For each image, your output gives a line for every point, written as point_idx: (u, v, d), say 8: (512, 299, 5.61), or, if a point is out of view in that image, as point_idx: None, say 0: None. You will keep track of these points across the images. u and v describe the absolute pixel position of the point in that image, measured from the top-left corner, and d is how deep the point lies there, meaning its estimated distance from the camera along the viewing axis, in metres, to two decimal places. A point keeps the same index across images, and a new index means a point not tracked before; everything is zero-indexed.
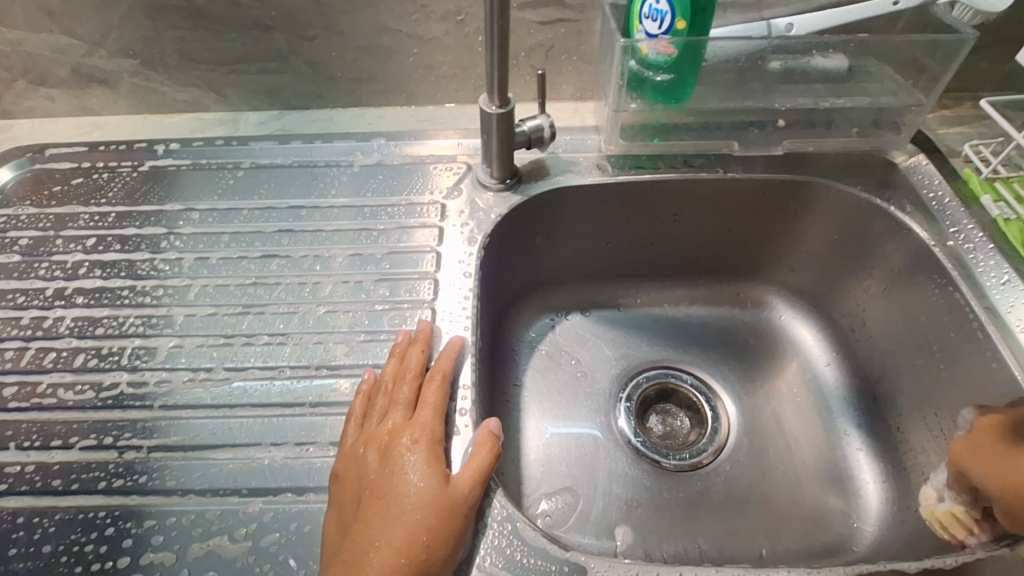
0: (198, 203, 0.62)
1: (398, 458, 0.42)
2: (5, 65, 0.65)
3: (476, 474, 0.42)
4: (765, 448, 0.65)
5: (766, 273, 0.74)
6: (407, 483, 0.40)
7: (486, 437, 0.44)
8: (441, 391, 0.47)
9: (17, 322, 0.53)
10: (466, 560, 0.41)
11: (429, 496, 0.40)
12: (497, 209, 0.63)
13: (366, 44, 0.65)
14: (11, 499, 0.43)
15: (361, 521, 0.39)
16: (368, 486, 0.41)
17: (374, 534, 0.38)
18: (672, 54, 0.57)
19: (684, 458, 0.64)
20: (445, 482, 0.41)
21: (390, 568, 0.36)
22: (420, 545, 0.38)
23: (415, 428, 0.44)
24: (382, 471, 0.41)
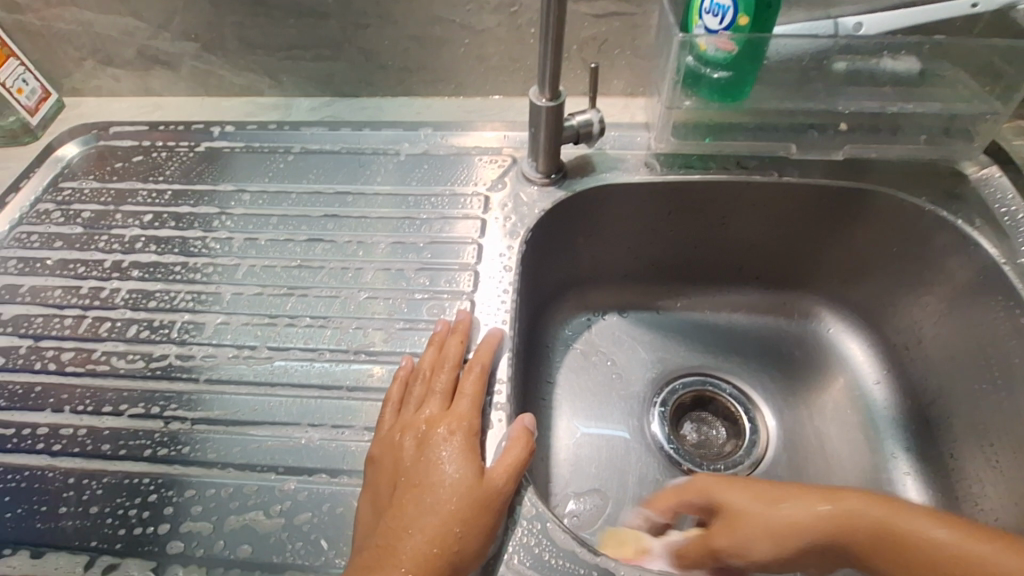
0: (249, 185, 0.64)
1: (434, 446, 0.42)
2: (76, 45, 0.68)
3: (510, 470, 0.41)
4: (805, 467, 0.62)
5: (815, 284, 0.70)
6: (442, 473, 0.40)
7: (521, 433, 0.44)
8: (479, 383, 0.46)
9: (77, 290, 0.55)
10: (496, 554, 0.40)
11: (463, 488, 0.40)
12: (541, 203, 0.62)
13: (418, 33, 0.65)
14: (64, 459, 0.45)
15: (396, 507, 0.39)
16: (403, 473, 0.41)
17: (408, 521, 0.38)
18: (733, 50, 0.55)
19: (719, 469, 0.62)
20: (479, 475, 0.41)
21: (423, 556, 0.37)
22: (453, 537, 0.38)
23: (452, 418, 0.44)
24: (418, 459, 0.41)
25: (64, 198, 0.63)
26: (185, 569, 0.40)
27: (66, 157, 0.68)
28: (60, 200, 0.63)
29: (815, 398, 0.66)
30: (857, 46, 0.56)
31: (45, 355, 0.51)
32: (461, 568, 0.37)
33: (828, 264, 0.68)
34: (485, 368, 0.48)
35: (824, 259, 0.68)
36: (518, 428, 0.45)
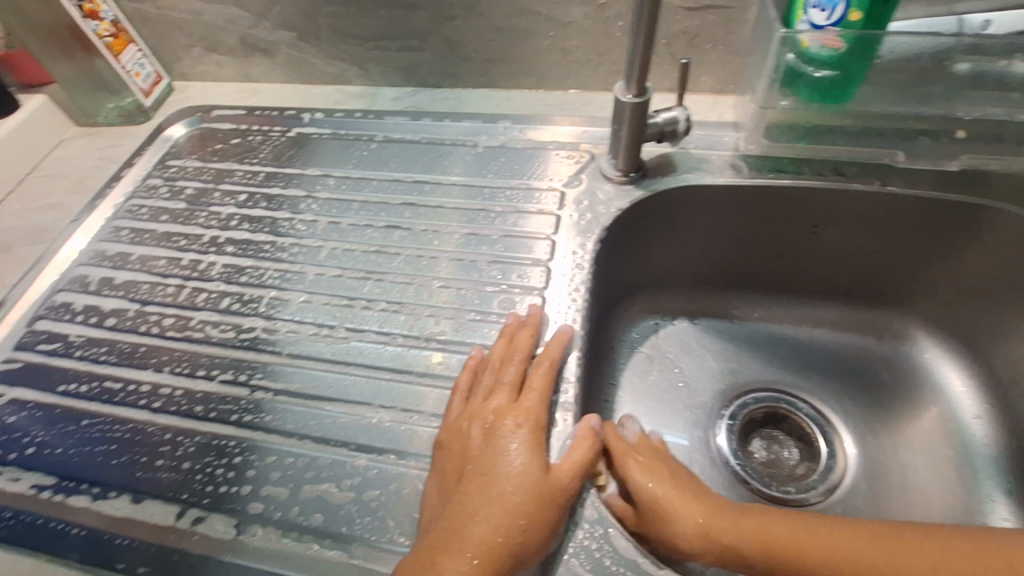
0: (335, 170, 0.66)
1: (501, 437, 0.42)
2: (187, 33, 0.73)
3: (575, 468, 0.41)
4: (884, 501, 0.58)
5: (910, 304, 0.65)
6: (508, 464, 0.40)
7: (587, 432, 0.44)
8: (547, 377, 0.46)
9: (179, 261, 0.60)
10: (556, 550, 0.40)
11: (529, 481, 0.39)
12: (618, 201, 0.61)
13: (503, 25, 0.65)
14: (161, 417, 0.48)
15: (461, 493, 0.40)
16: (470, 460, 0.42)
17: (473, 508, 0.38)
18: (840, 48, 0.51)
19: (788, 491, 0.59)
20: (545, 470, 0.40)
21: (486, 544, 0.37)
22: (517, 529, 0.38)
23: (519, 411, 0.44)
24: (485, 448, 0.42)
25: (171, 175, 0.68)
26: (263, 530, 0.42)
27: (174, 137, 0.73)
28: (167, 177, 0.68)
29: (901, 427, 0.62)
30: (984, 45, 0.51)
31: (149, 319, 0.55)
32: (523, 561, 0.37)
33: (928, 283, 0.63)
34: (554, 364, 0.48)
35: (924, 278, 0.63)
36: (584, 428, 0.44)
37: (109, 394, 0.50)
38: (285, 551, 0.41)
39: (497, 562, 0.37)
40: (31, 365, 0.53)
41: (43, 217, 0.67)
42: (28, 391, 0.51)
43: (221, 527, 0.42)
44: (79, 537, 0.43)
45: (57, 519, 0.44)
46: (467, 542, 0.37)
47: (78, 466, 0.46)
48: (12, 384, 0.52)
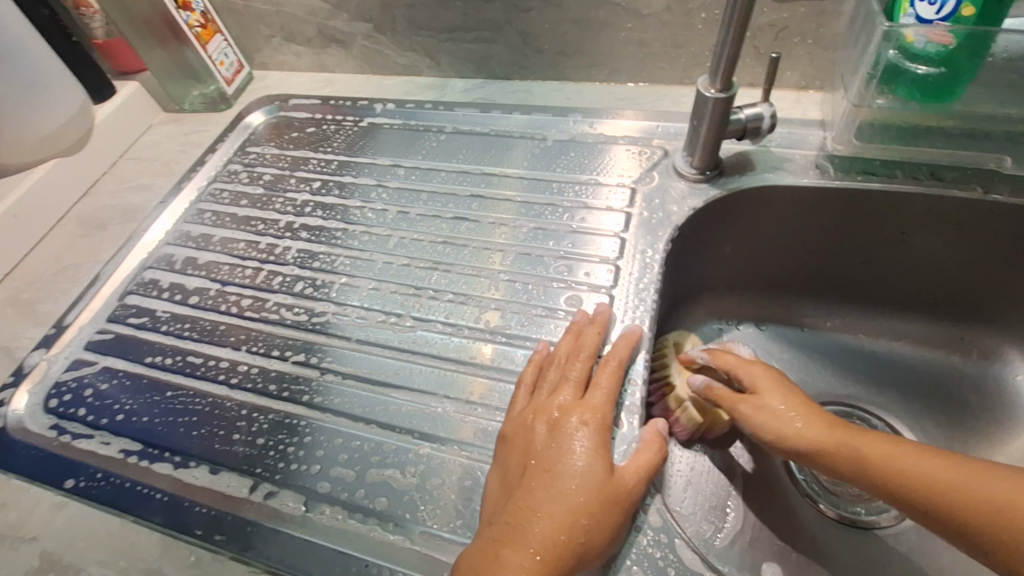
0: (404, 160, 0.67)
1: (565, 433, 0.42)
2: (269, 24, 0.75)
3: (640, 470, 0.40)
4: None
5: (1008, 323, 0.60)
6: (572, 462, 0.40)
7: (654, 437, 0.42)
8: (611, 376, 0.46)
9: (256, 245, 0.62)
10: (617, 552, 0.40)
11: (594, 482, 0.39)
12: (692, 200, 0.58)
13: (580, 17, 0.64)
14: (238, 393, 0.50)
15: (525, 488, 0.39)
16: (534, 455, 0.41)
17: (536, 505, 0.38)
18: (948, 45, 0.48)
19: (857, 511, 0.55)
20: (610, 472, 0.40)
21: (550, 541, 0.36)
22: (580, 528, 0.37)
23: (583, 408, 0.43)
24: (549, 444, 0.41)
25: (250, 161, 0.71)
26: (329, 509, 0.43)
27: (253, 124, 0.76)
28: (247, 162, 0.71)
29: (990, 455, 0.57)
30: None
31: (228, 299, 0.58)
32: (585, 561, 0.37)
33: None
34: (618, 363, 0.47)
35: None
36: (647, 432, 0.43)
37: (191, 368, 0.53)
38: (349, 532, 0.42)
39: (560, 560, 0.36)
40: (122, 336, 0.56)
41: (133, 197, 0.71)
42: (118, 360, 0.55)
43: (292, 503, 0.44)
44: (162, 501, 0.45)
45: (142, 482, 0.46)
46: (530, 538, 0.37)
47: (161, 434, 0.49)
48: (104, 353, 0.56)
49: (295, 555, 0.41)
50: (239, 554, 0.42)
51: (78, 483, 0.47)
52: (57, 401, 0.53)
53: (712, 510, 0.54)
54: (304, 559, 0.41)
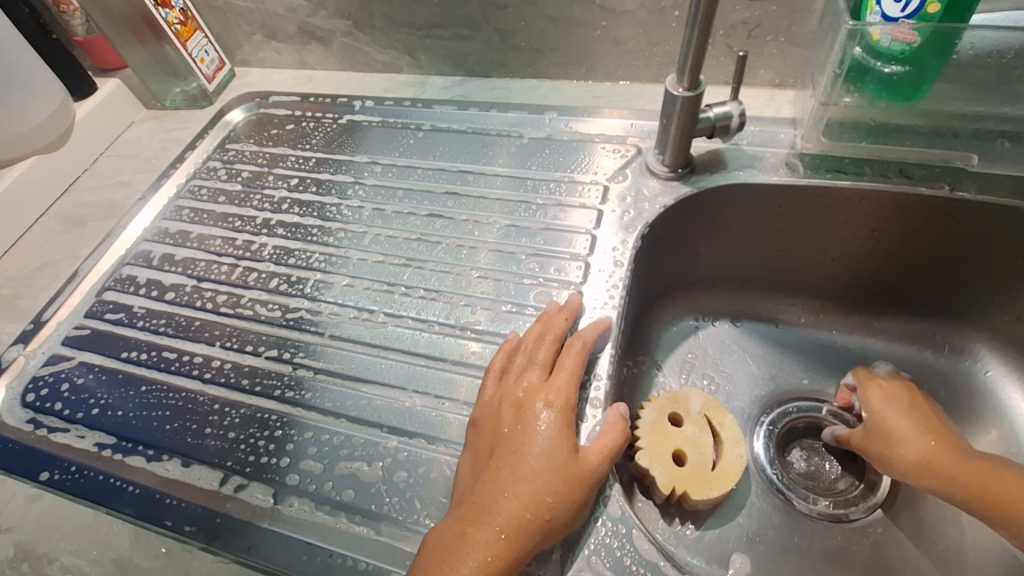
0: (382, 157, 0.68)
1: (531, 415, 0.42)
2: (249, 21, 0.76)
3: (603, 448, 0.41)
4: (924, 505, 0.55)
5: (976, 319, 0.61)
6: (538, 441, 0.41)
7: (616, 419, 0.43)
8: (575, 358, 0.46)
9: (233, 241, 0.63)
10: (578, 533, 0.41)
11: (557, 461, 0.40)
12: (664, 198, 0.59)
13: (556, 15, 0.64)
14: (212, 387, 0.51)
15: (492, 470, 0.40)
16: (501, 438, 0.42)
17: (502, 484, 0.39)
18: (914, 42, 0.48)
19: (822, 505, 0.56)
20: (573, 452, 0.40)
21: (515, 520, 0.37)
22: (544, 505, 0.38)
23: (548, 389, 0.44)
24: (515, 427, 0.42)
25: (229, 158, 0.71)
26: (297, 501, 0.44)
27: (233, 121, 0.76)
28: (226, 159, 0.71)
29: None
30: None
31: (204, 295, 0.58)
32: (551, 536, 0.38)
33: (998, 297, 0.58)
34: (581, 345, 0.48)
35: (992, 292, 0.59)
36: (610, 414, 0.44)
37: (165, 363, 0.54)
38: (317, 523, 0.43)
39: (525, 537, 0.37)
40: (98, 332, 0.57)
41: (113, 194, 0.71)
42: (95, 356, 0.55)
43: (261, 495, 0.44)
44: (134, 494, 0.46)
45: (115, 475, 0.47)
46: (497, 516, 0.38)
47: (135, 428, 0.50)
48: (80, 348, 0.56)
49: (263, 545, 0.42)
50: (208, 545, 0.42)
51: (52, 475, 0.48)
52: (34, 395, 0.53)
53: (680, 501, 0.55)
54: (273, 550, 0.42)
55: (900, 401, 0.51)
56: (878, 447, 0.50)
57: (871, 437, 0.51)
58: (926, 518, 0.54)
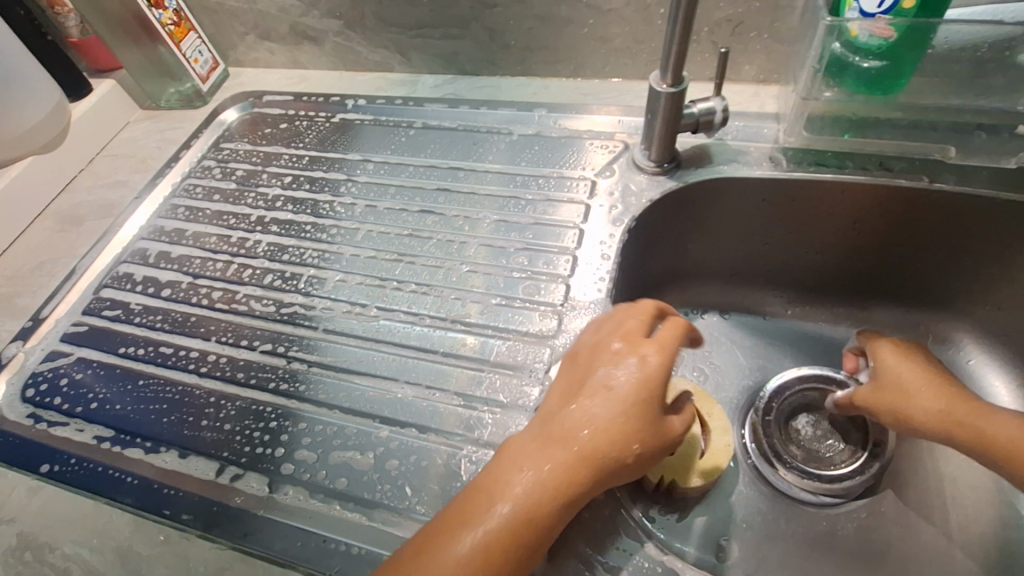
0: (374, 155, 0.69)
1: (622, 381, 0.40)
2: (242, 21, 0.77)
3: (676, 430, 0.40)
4: (906, 492, 0.57)
5: (958, 308, 0.62)
6: (628, 393, 0.39)
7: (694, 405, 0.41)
8: (673, 328, 0.42)
9: (227, 238, 0.64)
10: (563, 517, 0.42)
11: (642, 419, 0.38)
12: (651, 192, 0.60)
13: (544, 13, 0.65)
14: (208, 381, 0.52)
15: (579, 403, 0.40)
16: (595, 377, 0.41)
17: (568, 443, 0.38)
18: (891, 37, 0.49)
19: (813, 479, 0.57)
20: (660, 417, 0.39)
21: (587, 456, 0.38)
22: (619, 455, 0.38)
23: (641, 353, 0.41)
24: (610, 369, 0.41)
25: (223, 157, 0.72)
26: (292, 490, 0.45)
27: (227, 121, 0.77)
28: (220, 158, 0.72)
29: None
30: None
31: (200, 291, 0.59)
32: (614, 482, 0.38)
33: (980, 286, 0.60)
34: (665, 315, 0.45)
35: (973, 281, 0.60)
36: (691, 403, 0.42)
37: (162, 358, 0.55)
38: (311, 510, 0.44)
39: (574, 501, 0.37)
40: (96, 328, 0.58)
41: (110, 193, 0.72)
42: (93, 351, 0.56)
43: (257, 484, 0.46)
44: (133, 484, 0.47)
45: (114, 467, 0.48)
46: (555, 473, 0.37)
47: (134, 421, 0.51)
48: (79, 344, 0.57)
49: (259, 532, 0.43)
50: (206, 532, 0.43)
51: (53, 468, 0.49)
52: (34, 390, 0.54)
53: None
54: (269, 537, 0.43)
55: (918, 362, 0.48)
56: (893, 402, 0.47)
57: (884, 393, 0.48)
58: (908, 506, 0.56)
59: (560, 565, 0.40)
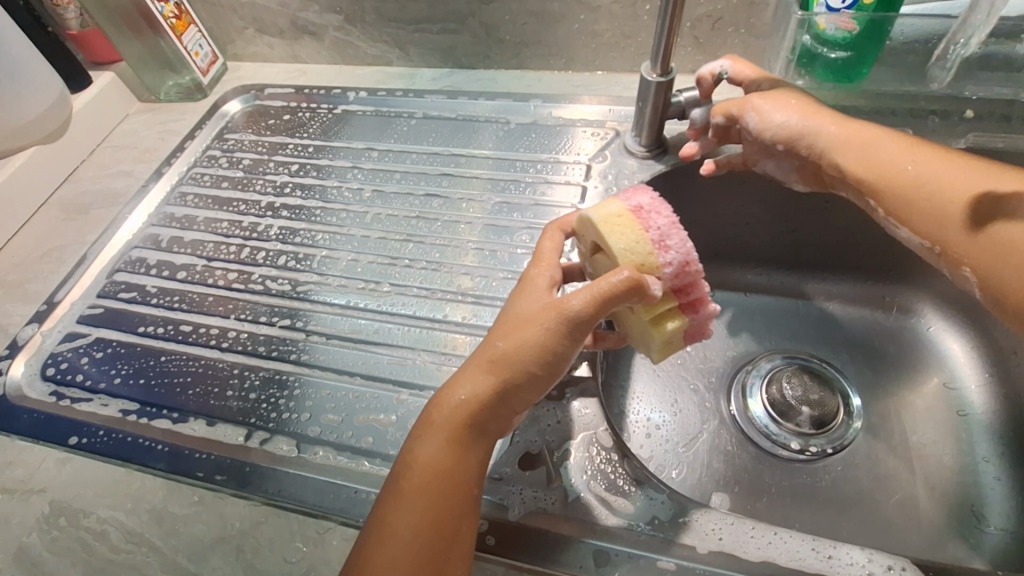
0: (377, 144, 0.72)
1: (490, 376, 0.39)
2: (240, 15, 0.79)
3: (564, 357, 0.39)
4: (876, 444, 0.59)
5: (920, 278, 0.66)
6: (480, 385, 0.39)
7: (591, 283, 0.38)
8: (542, 265, 0.43)
9: (239, 223, 0.66)
10: (571, 465, 0.46)
11: (489, 398, 0.39)
12: (641, 174, 0.64)
13: (537, 10, 0.70)
14: (230, 355, 0.55)
15: (422, 436, 0.39)
16: (446, 389, 0.40)
17: (414, 477, 0.38)
18: (854, 30, 0.55)
19: (781, 436, 0.60)
20: (528, 368, 0.38)
21: (435, 481, 0.38)
22: (458, 458, 0.39)
23: (509, 325, 0.40)
24: (469, 368, 0.40)
25: (228, 147, 0.75)
26: (321, 450, 0.48)
27: (229, 113, 0.79)
28: (225, 148, 0.75)
29: (904, 394, 0.62)
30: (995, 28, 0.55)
31: (215, 273, 0.62)
32: (464, 483, 0.38)
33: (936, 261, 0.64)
34: (559, 254, 0.45)
35: None
36: (563, 301, 0.38)
37: (183, 336, 0.57)
38: (340, 466, 0.47)
39: (468, 467, 0.39)
40: (112, 310, 0.60)
41: (114, 182, 0.74)
42: (112, 332, 0.58)
43: (285, 446, 0.48)
44: (164, 451, 0.49)
45: (143, 437, 0.51)
46: (448, 477, 0.38)
47: (160, 394, 0.53)
48: (97, 325, 0.59)
49: (293, 487, 0.46)
50: (239, 490, 0.46)
51: (81, 440, 0.51)
52: (54, 369, 0.56)
53: (667, 451, 0.60)
54: (302, 491, 0.46)
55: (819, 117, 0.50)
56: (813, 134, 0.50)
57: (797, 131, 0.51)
58: (877, 458, 0.59)
59: (575, 505, 0.44)
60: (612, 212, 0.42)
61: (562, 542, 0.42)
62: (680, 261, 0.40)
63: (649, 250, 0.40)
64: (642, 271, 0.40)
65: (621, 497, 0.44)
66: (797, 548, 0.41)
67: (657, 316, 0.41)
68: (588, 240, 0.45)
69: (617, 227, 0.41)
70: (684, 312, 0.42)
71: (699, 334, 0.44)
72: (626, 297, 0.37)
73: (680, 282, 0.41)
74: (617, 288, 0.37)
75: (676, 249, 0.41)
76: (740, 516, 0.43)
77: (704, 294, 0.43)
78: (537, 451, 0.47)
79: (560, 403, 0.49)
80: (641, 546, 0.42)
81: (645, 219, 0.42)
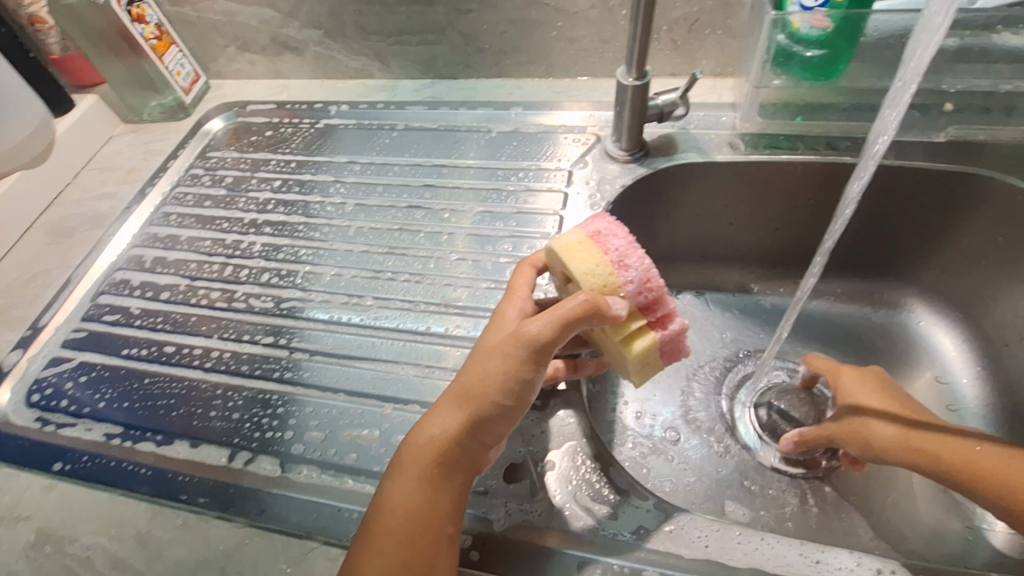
0: (360, 157, 0.72)
1: (459, 412, 0.39)
2: (221, 34, 0.79)
3: (532, 384, 0.39)
4: None
5: (908, 273, 0.66)
6: (447, 421, 0.39)
7: (552, 311, 0.38)
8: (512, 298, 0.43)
9: (223, 242, 0.66)
10: (559, 469, 0.46)
11: (457, 434, 0.39)
12: (622, 178, 0.64)
13: (516, 18, 0.70)
14: (214, 374, 0.55)
15: (392, 481, 0.39)
16: (416, 430, 0.40)
17: (385, 520, 0.38)
18: (828, 28, 0.55)
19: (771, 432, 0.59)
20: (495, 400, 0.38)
21: (406, 525, 0.37)
22: (430, 497, 0.38)
23: (477, 360, 0.40)
24: (438, 407, 0.40)
25: (211, 165, 0.75)
26: (306, 469, 0.48)
27: (212, 131, 0.79)
28: (208, 166, 0.75)
29: None
30: (968, 20, 0.54)
31: (198, 293, 0.62)
32: (439, 521, 0.38)
33: (924, 255, 0.64)
34: (532, 286, 0.45)
35: (919, 250, 0.64)
36: (521, 330, 0.38)
37: (166, 356, 0.57)
38: (324, 485, 0.46)
39: (442, 503, 0.39)
40: (96, 333, 0.60)
41: (99, 205, 0.74)
42: (96, 355, 0.58)
43: (269, 466, 0.48)
44: (148, 475, 0.49)
45: (127, 460, 0.50)
46: (421, 515, 0.38)
47: (142, 417, 0.53)
48: (81, 349, 0.59)
49: (276, 507, 0.46)
50: (223, 512, 0.46)
51: (65, 466, 0.51)
52: (39, 395, 0.56)
53: (657, 458, 0.59)
54: (284, 512, 0.45)
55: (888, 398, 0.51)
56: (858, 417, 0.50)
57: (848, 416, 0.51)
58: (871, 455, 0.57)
59: (561, 515, 0.43)
60: (573, 239, 0.43)
61: (547, 556, 0.42)
62: (641, 279, 0.41)
63: (609, 271, 0.41)
64: (604, 293, 0.40)
65: (603, 505, 0.44)
66: (786, 554, 0.41)
67: (628, 335, 0.41)
68: (558, 271, 0.45)
69: (577, 252, 0.42)
70: (654, 328, 0.42)
71: (677, 353, 0.44)
72: (585, 319, 0.37)
73: (646, 299, 0.41)
74: (575, 311, 0.37)
75: (636, 267, 0.41)
76: (728, 523, 0.43)
77: (671, 309, 0.43)
78: (521, 462, 0.46)
79: (543, 414, 0.49)
80: (626, 556, 0.41)
81: (603, 243, 0.42)
